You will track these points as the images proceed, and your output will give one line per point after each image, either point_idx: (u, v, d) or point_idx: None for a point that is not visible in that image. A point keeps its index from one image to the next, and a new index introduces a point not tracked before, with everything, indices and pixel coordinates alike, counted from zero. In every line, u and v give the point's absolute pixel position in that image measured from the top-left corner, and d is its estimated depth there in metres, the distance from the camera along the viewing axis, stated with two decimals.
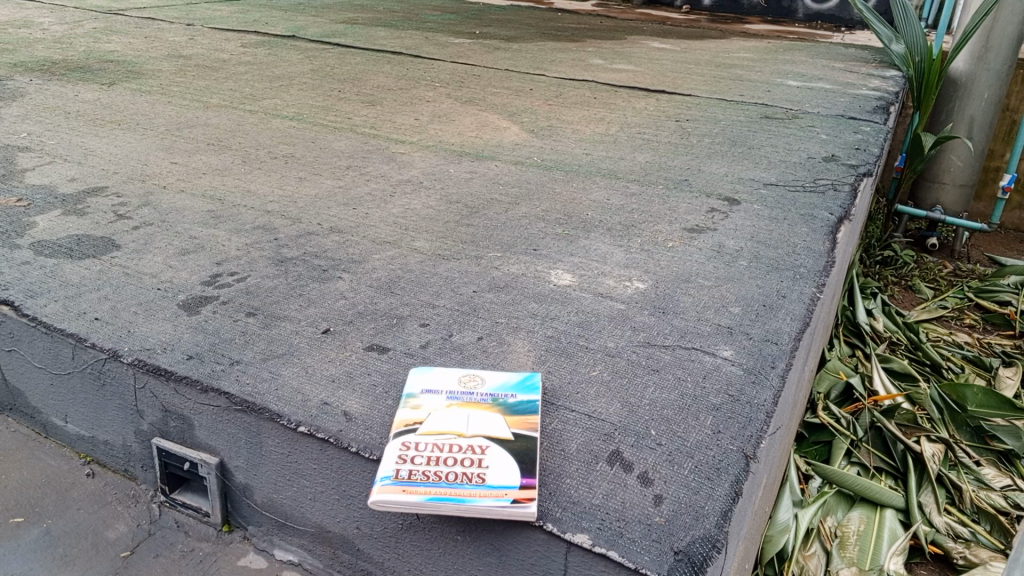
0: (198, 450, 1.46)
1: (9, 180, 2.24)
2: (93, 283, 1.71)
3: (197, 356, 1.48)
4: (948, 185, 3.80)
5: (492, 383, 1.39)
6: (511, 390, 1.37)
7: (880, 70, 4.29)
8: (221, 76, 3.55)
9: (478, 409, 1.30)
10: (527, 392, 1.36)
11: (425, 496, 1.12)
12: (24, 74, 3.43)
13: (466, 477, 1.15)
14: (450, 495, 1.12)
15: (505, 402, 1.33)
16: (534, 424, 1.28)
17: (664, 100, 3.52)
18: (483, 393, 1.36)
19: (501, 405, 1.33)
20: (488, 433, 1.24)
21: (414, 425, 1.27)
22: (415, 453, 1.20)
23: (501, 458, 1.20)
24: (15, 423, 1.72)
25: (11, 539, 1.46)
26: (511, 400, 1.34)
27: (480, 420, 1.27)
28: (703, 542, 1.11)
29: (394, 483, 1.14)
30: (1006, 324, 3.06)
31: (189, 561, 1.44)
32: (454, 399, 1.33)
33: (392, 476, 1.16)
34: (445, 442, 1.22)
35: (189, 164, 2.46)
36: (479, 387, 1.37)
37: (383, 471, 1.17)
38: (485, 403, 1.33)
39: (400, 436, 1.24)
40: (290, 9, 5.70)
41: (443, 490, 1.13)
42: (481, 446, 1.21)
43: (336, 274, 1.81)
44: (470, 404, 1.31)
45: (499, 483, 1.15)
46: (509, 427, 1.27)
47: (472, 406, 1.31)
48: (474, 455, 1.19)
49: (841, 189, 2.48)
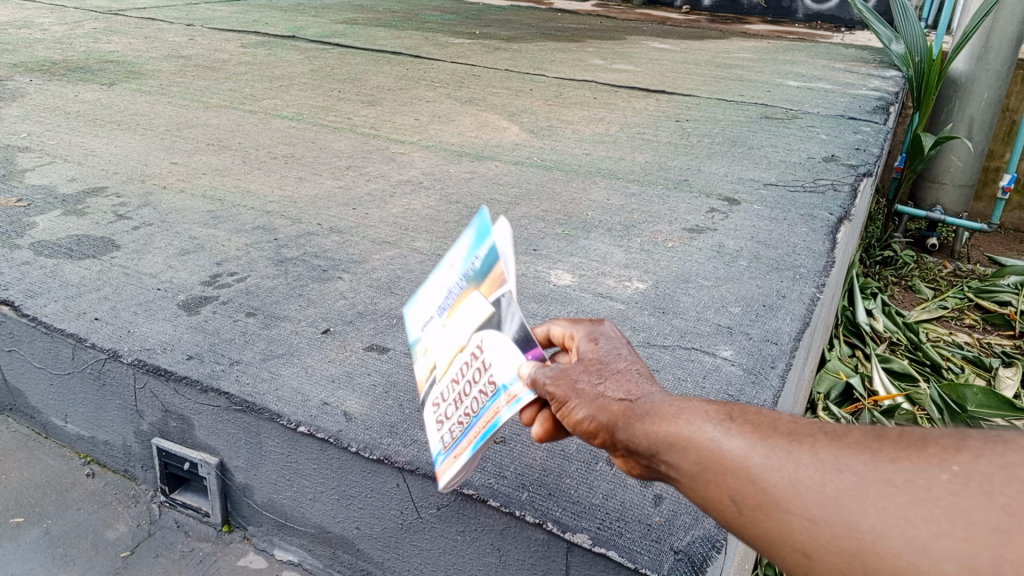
0: (198, 450, 1.47)
1: (9, 180, 2.24)
2: (94, 283, 1.71)
3: (197, 355, 1.47)
4: (948, 184, 3.79)
5: (461, 262, 1.16)
6: (474, 250, 1.10)
7: (880, 70, 4.30)
8: (221, 76, 3.56)
9: (462, 304, 1.12)
10: (483, 243, 1.08)
11: (468, 452, 1.00)
12: (23, 74, 3.44)
13: (484, 396, 1.02)
14: (484, 427, 0.99)
15: (474, 273, 1.10)
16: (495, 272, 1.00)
17: (663, 100, 3.52)
18: (461, 281, 1.14)
19: (473, 280, 1.10)
20: (477, 327, 1.06)
21: (429, 367, 1.19)
22: (438, 402, 1.13)
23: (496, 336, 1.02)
24: (15, 423, 1.72)
25: (10, 539, 1.47)
26: (478, 264, 1.09)
27: (468, 313, 1.10)
28: (703, 542, 1.10)
29: (445, 458, 1.07)
30: (1006, 324, 3.05)
31: (189, 561, 1.45)
32: (444, 312, 1.19)
33: (443, 450, 1.09)
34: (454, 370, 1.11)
35: (190, 164, 2.47)
36: (455, 277, 1.18)
37: (435, 448, 1.11)
38: (464, 294, 1.12)
39: (426, 389, 1.18)
40: (289, 8, 5.68)
41: (478, 427, 1.01)
42: (476, 349, 1.05)
43: (336, 274, 1.81)
44: (457, 304, 1.14)
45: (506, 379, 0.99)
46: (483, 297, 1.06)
47: (459, 303, 1.13)
48: (479, 362, 1.04)
49: (841, 189, 2.48)
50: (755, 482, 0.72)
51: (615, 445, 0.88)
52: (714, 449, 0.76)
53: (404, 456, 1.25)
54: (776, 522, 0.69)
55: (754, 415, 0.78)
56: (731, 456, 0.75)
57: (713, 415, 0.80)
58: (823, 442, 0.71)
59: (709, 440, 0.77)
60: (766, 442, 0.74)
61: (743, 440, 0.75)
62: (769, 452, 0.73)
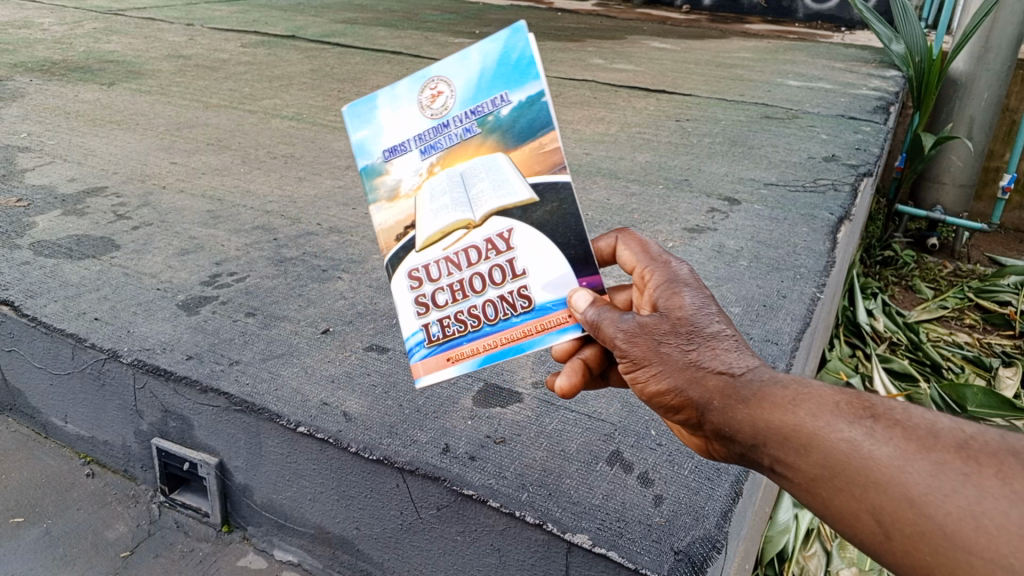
0: (198, 450, 1.46)
1: (9, 180, 2.24)
2: (94, 283, 1.71)
3: (197, 355, 1.47)
4: (948, 184, 3.79)
5: (462, 89, 1.07)
6: (496, 89, 1.06)
7: (880, 70, 4.30)
8: (221, 76, 3.56)
9: (468, 161, 1.09)
10: (519, 86, 1.04)
11: (475, 362, 1.09)
12: (23, 74, 3.43)
13: (506, 309, 1.08)
14: (505, 347, 1.08)
15: (497, 124, 1.06)
16: (560, 159, 1.04)
17: (664, 100, 3.52)
18: (463, 120, 1.07)
19: (494, 136, 1.07)
20: (499, 206, 1.07)
21: (411, 216, 1.10)
22: (424, 279, 1.10)
23: (544, 250, 1.07)
24: (15, 423, 1.71)
25: (10, 539, 1.47)
26: (506, 117, 1.06)
27: (479, 179, 1.09)
28: (703, 542, 1.10)
29: (435, 354, 1.10)
30: (1006, 324, 3.05)
31: (188, 561, 1.45)
32: (432, 153, 1.09)
33: (427, 341, 1.10)
34: (455, 246, 1.08)
35: (189, 164, 2.46)
36: (449, 106, 1.07)
37: (413, 332, 1.10)
38: (471, 148, 1.08)
39: (403, 243, 1.11)
40: (289, 8, 5.66)
41: (491, 341, 1.08)
42: (502, 237, 1.07)
43: (336, 275, 1.81)
44: (455, 157, 1.09)
45: (549, 303, 1.08)
46: (521, 173, 1.07)
47: (458, 158, 1.09)
48: (502, 263, 1.07)
49: (842, 189, 2.48)
50: (914, 503, 0.71)
51: (705, 423, 0.92)
52: (858, 457, 0.76)
53: (404, 456, 1.25)
54: (939, 549, 0.68)
55: (906, 416, 0.76)
56: (883, 465, 0.74)
57: (851, 412, 0.79)
58: (1008, 468, 0.68)
59: (855, 445, 0.76)
60: (926, 454, 0.72)
61: (897, 448, 0.74)
62: (930, 470, 0.71)
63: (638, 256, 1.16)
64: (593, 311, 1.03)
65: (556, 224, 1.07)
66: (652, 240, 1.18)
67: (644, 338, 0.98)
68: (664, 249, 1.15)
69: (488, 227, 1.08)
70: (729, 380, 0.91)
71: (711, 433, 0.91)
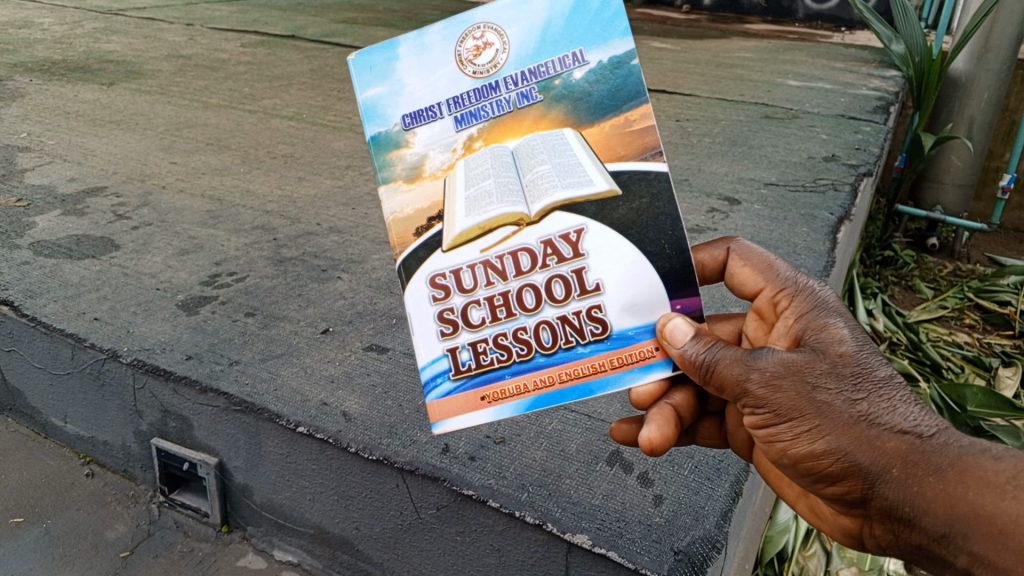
0: (197, 450, 1.46)
1: (9, 180, 2.24)
2: (94, 283, 1.71)
3: (196, 355, 1.47)
4: (948, 184, 3.79)
5: (519, 42, 0.96)
6: (569, 47, 0.96)
7: (881, 70, 4.30)
8: (221, 76, 3.55)
9: (525, 139, 0.97)
10: (599, 46, 0.96)
11: (525, 404, 0.96)
12: (23, 74, 3.43)
13: (568, 340, 0.96)
14: (566, 388, 0.96)
15: (569, 89, 0.96)
16: (655, 140, 0.94)
17: (664, 100, 3.51)
18: (523, 84, 0.96)
19: (563, 105, 0.97)
20: (563, 196, 0.95)
21: (439, 204, 0.96)
22: (457, 293, 0.96)
23: (621, 261, 0.95)
24: (14, 423, 1.71)
25: (10, 539, 1.47)
26: (581, 81, 0.96)
27: (538, 161, 0.96)
28: (703, 542, 1.10)
29: (470, 390, 0.96)
30: (1006, 324, 3.05)
31: (188, 561, 1.45)
32: (473, 125, 0.97)
33: (451, 372, 0.96)
34: (500, 249, 0.95)
35: (189, 164, 2.46)
36: (502, 63, 0.96)
37: (438, 362, 0.96)
38: (532, 121, 0.97)
39: (426, 240, 0.96)
40: (289, 8, 5.65)
41: (547, 379, 0.96)
42: (569, 238, 0.95)
43: (335, 274, 1.80)
44: (509, 132, 0.97)
45: (629, 332, 0.96)
46: (596, 157, 0.96)
47: (513, 133, 0.97)
48: (569, 278, 0.96)
49: (842, 189, 2.48)
50: None
51: (876, 492, 0.89)
52: None
53: (404, 456, 1.25)
54: None
55: None
56: None
57: None
58: None
59: None
60: None
61: None
62: None
63: (765, 277, 1.07)
64: (706, 352, 0.92)
65: (645, 225, 0.95)
66: (776, 257, 1.09)
67: (803, 389, 0.90)
68: (794, 269, 1.06)
69: (546, 227, 0.95)
70: (915, 443, 0.88)
71: (882, 506, 0.89)
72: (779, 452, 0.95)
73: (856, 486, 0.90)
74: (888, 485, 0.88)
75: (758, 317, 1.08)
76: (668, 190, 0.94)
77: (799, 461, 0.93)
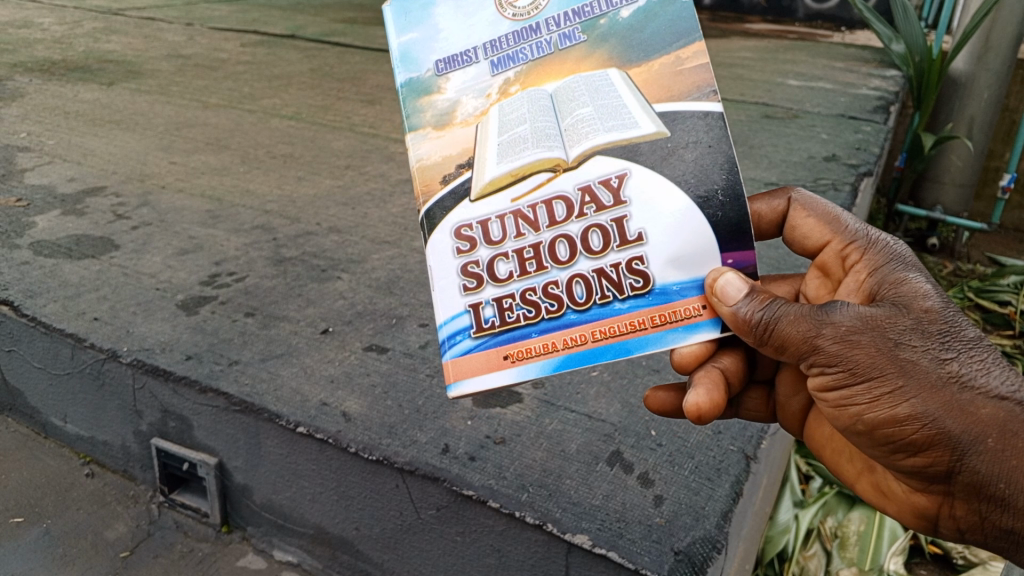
0: (197, 450, 1.46)
1: (8, 180, 2.23)
2: (93, 283, 1.71)
3: (196, 355, 1.47)
4: (948, 184, 3.78)
5: None
6: None
7: (881, 70, 4.30)
8: (220, 75, 3.55)
9: (566, 83, 0.92)
10: None
11: (553, 364, 0.88)
12: (23, 74, 3.43)
13: (603, 295, 0.88)
14: (599, 348, 0.88)
15: (614, 30, 0.92)
16: (709, 76, 0.88)
17: None
18: (565, 28, 0.92)
19: (607, 47, 0.92)
20: (605, 140, 0.89)
21: (468, 150, 0.90)
22: (484, 243, 0.90)
23: (667, 209, 0.88)
24: (14, 423, 1.71)
25: (10, 539, 1.47)
26: (628, 21, 0.91)
27: (579, 105, 0.91)
28: (703, 543, 1.10)
29: (493, 348, 0.89)
30: (1006, 324, 3.05)
31: (188, 561, 1.45)
32: (510, 68, 0.92)
33: (474, 329, 0.89)
34: (533, 198, 0.89)
35: (189, 164, 2.46)
36: (542, 6, 0.92)
37: (460, 317, 0.89)
38: (574, 65, 0.92)
39: (452, 188, 0.90)
40: (289, 7, 5.64)
41: (578, 337, 0.88)
42: (609, 185, 0.89)
43: (335, 274, 1.80)
44: (549, 76, 0.92)
45: (672, 287, 0.88)
46: (643, 98, 0.90)
47: (552, 77, 0.92)
48: (608, 228, 0.89)
49: (842, 189, 2.47)
50: None
51: (964, 464, 0.84)
52: None
53: (404, 457, 1.25)
54: None
55: None
56: None
57: None
58: None
59: None
60: None
61: None
62: None
63: (832, 229, 1.01)
64: (771, 310, 0.85)
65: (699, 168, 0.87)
66: (843, 210, 1.03)
67: (886, 348, 0.85)
68: (864, 223, 1.00)
69: (584, 173, 0.89)
70: (1013, 411, 0.83)
71: (969, 479, 0.84)
72: (852, 417, 0.88)
73: (941, 458, 0.85)
74: (978, 454, 0.83)
75: (822, 274, 1.03)
76: (723, 127, 0.87)
77: (875, 428, 0.87)
